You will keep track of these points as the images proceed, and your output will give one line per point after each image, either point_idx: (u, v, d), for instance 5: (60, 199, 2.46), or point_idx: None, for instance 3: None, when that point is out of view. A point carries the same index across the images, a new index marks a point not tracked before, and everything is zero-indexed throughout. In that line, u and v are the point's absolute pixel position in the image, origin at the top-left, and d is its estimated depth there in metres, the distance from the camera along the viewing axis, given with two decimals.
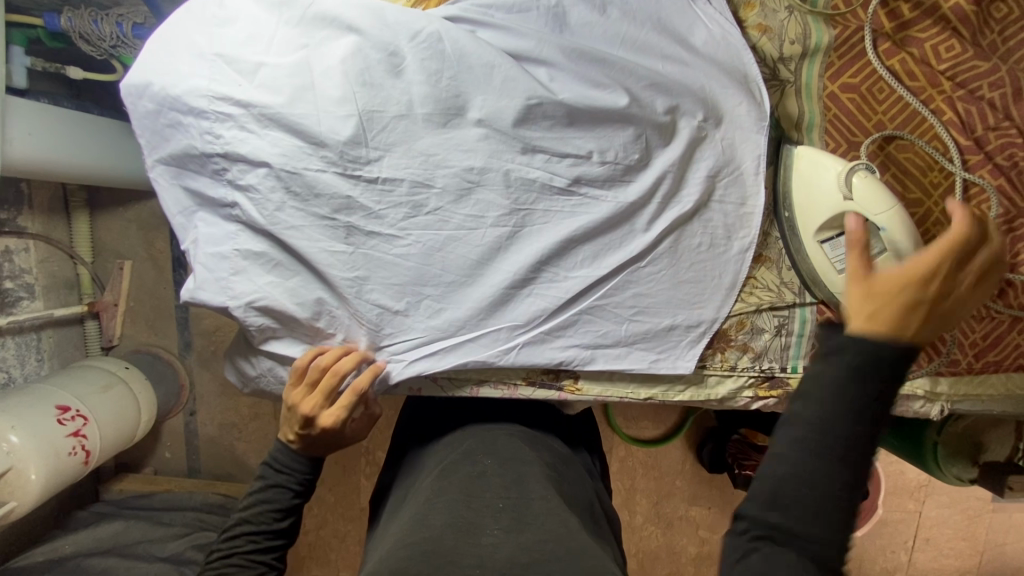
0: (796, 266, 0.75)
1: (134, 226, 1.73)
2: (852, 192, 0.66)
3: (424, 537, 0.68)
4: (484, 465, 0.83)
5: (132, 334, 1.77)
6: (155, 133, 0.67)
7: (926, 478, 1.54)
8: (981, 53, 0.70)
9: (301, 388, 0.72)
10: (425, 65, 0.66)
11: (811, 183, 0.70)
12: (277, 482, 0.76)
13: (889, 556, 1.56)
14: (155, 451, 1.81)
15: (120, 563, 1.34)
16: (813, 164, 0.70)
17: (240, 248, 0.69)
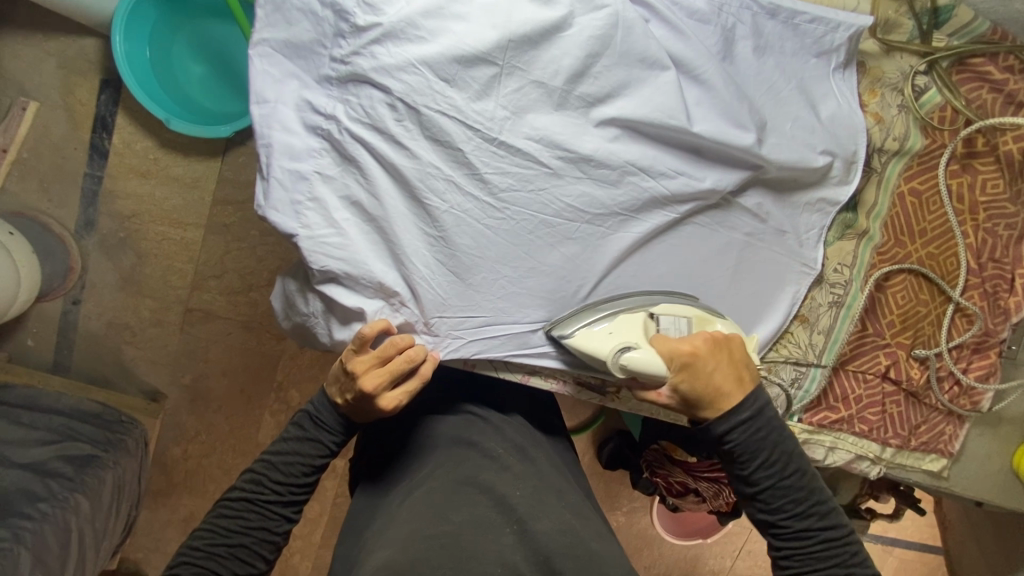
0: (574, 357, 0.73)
1: (51, 61, 1.37)
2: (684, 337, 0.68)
3: (437, 532, 0.61)
4: (484, 457, 0.73)
5: (15, 191, 1.41)
6: (280, 11, 0.57)
7: None
8: (1013, 197, 0.81)
9: (366, 359, 0.64)
10: (589, 44, 0.61)
11: (589, 349, 0.68)
12: (315, 436, 0.70)
13: None
14: (14, 334, 1.43)
15: None
16: (620, 320, 0.67)
17: (322, 172, 0.61)
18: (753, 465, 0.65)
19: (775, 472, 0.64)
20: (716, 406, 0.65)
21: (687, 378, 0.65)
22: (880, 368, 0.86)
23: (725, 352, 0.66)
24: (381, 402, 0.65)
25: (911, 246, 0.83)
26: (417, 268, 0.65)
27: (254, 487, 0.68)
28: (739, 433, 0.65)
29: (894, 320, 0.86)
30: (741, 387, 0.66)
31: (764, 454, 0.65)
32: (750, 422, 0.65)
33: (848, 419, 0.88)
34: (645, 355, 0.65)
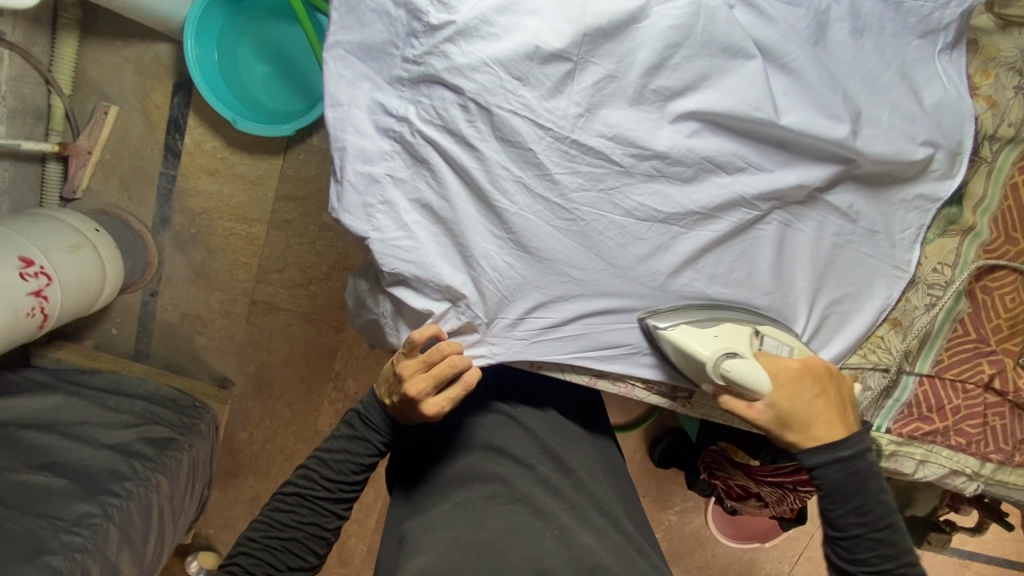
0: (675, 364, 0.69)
1: (130, 67, 1.45)
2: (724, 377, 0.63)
3: (473, 539, 0.61)
4: (519, 454, 0.72)
5: (100, 191, 1.51)
6: (353, 13, 0.57)
7: None
8: None
9: (413, 361, 0.63)
10: (668, 35, 0.58)
11: (687, 348, 0.64)
12: (363, 436, 0.71)
13: None
14: (100, 323, 1.54)
15: (61, 443, 1.14)
16: (716, 328, 0.65)
17: (393, 175, 0.60)
18: (837, 498, 0.60)
19: (856, 504, 0.60)
20: (810, 435, 0.62)
21: (790, 395, 0.62)
22: (983, 378, 0.78)
23: (832, 387, 0.63)
24: (422, 408, 0.64)
25: None
26: (482, 270, 0.64)
27: (303, 481, 0.71)
28: (817, 460, 0.61)
29: (1001, 325, 0.76)
30: (843, 422, 0.62)
31: (842, 486, 0.60)
32: (849, 463, 0.60)
33: (941, 430, 0.80)
34: (757, 368, 0.62)
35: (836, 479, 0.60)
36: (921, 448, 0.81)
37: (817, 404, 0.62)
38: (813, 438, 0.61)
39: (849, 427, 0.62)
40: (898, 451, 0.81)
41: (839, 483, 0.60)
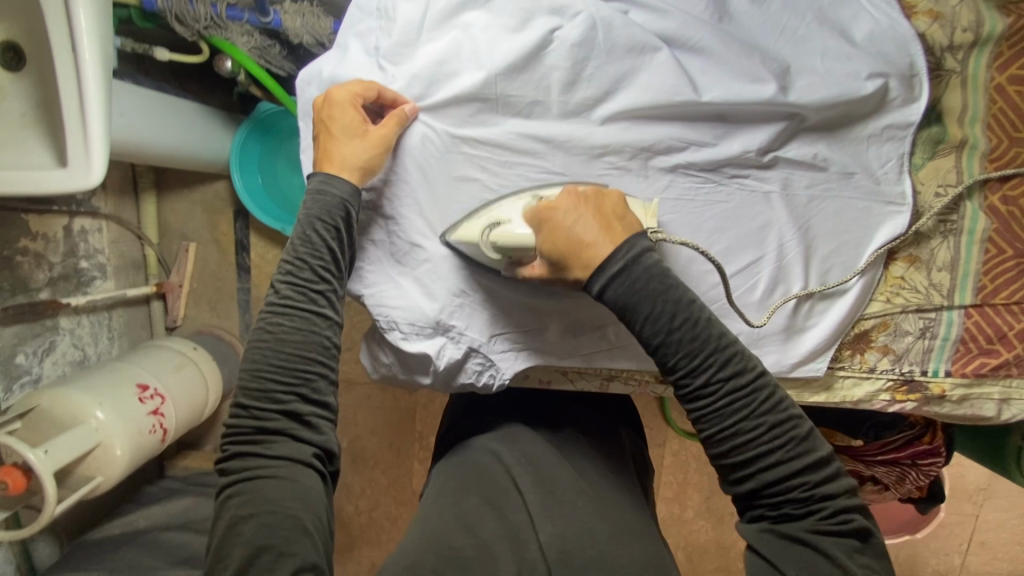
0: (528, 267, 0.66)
1: (198, 208, 1.73)
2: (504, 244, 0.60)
3: (462, 543, 0.59)
4: (487, 466, 0.71)
5: (195, 315, 1.77)
6: (313, 118, 0.68)
7: (986, 481, 1.49)
8: None
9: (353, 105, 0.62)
10: (573, 52, 0.63)
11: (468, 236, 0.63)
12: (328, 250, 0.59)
13: (942, 558, 1.51)
14: (214, 429, 1.77)
15: (195, 538, 1.29)
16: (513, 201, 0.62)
17: (376, 238, 0.69)
18: (647, 326, 0.52)
19: (669, 336, 0.52)
20: (582, 266, 0.53)
21: (567, 221, 0.54)
22: None
23: (591, 202, 0.55)
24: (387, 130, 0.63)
25: None
26: (476, 293, 0.69)
27: (268, 361, 0.57)
28: (618, 287, 0.52)
29: None
30: (609, 236, 0.53)
31: (649, 309, 0.52)
32: (627, 274, 0.52)
33: (1015, 361, 0.71)
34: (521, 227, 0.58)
35: (629, 293, 0.52)
36: (997, 385, 0.73)
37: (584, 217, 0.53)
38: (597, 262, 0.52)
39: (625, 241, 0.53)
40: (970, 394, 0.74)
41: (627, 309, 0.52)
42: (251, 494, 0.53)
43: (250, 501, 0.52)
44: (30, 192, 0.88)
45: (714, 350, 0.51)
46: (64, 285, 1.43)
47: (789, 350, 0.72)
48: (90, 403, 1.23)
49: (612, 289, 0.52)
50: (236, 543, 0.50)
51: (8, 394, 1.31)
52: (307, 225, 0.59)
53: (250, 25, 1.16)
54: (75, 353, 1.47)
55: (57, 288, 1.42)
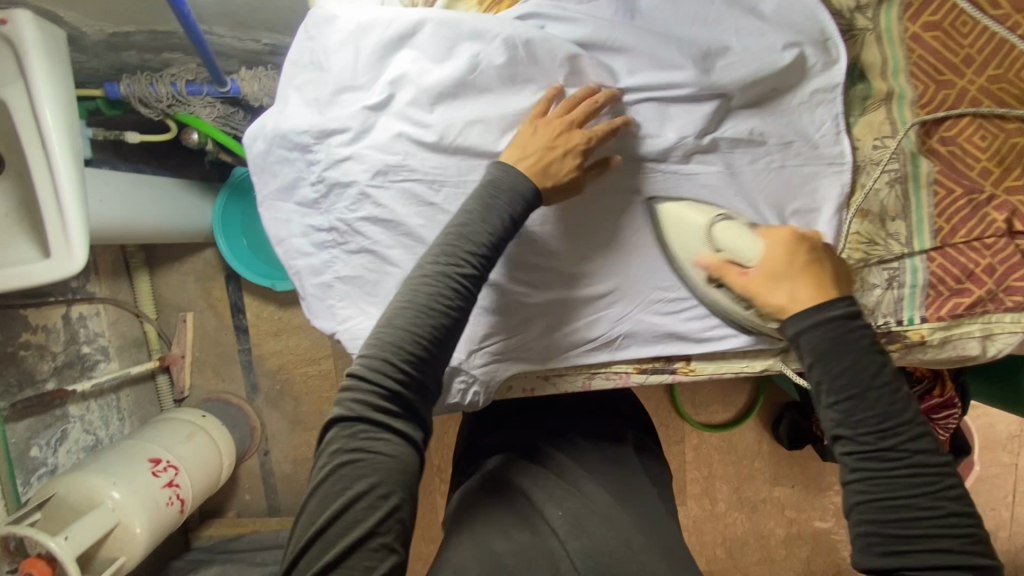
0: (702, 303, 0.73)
1: (190, 279, 1.76)
2: (718, 246, 0.66)
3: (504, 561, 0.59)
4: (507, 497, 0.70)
5: (201, 383, 1.79)
6: (264, 171, 0.71)
7: (1018, 428, 1.46)
8: None
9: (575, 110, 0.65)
10: (501, 74, 0.67)
11: (677, 221, 0.70)
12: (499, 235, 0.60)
13: (989, 514, 1.47)
14: (234, 494, 1.77)
15: None
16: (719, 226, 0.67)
17: (340, 275, 0.70)
18: (833, 377, 0.52)
19: (865, 384, 0.51)
20: (795, 299, 0.57)
21: (774, 256, 0.60)
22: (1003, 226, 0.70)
23: (802, 250, 0.59)
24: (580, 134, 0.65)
25: (963, 79, 0.70)
26: None
27: (415, 348, 0.55)
28: (807, 337, 0.54)
29: (990, 166, 0.71)
30: (815, 289, 0.56)
31: (842, 364, 0.52)
32: (844, 323, 0.53)
33: (989, 297, 0.72)
34: (747, 240, 0.64)
35: (828, 348, 0.53)
36: (976, 323, 0.73)
37: (801, 266, 0.58)
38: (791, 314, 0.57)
39: (832, 297, 0.55)
40: (950, 336, 0.74)
41: (822, 353, 0.53)
42: (375, 467, 0.52)
43: (352, 481, 0.51)
44: (16, 285, 0.91)
45: (903, 419, 0.50)
46: (69, 372, 1.46)
47: None
48: (105, 483, 1.24)
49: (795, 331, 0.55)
50: (350, 524, 0.50)
51: (27, 487, 1.33)
52: (492, 204, 0.61)
53: (211, 97, 1.20)
54: (87, 438, 1.50)
55: (63, 376, 1.45)
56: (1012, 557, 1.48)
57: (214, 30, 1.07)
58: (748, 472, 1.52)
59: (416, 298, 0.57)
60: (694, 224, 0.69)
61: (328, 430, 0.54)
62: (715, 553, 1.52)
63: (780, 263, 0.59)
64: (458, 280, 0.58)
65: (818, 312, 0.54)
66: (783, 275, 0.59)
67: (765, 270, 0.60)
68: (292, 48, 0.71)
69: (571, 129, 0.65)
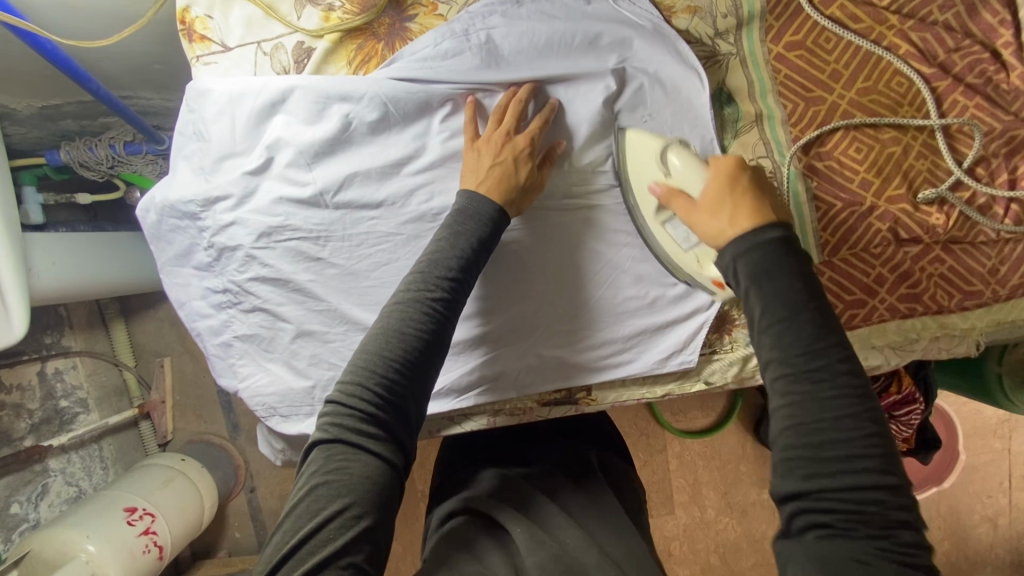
0: (654, 252, 0.72)
1: (166, 324, 1.76)
2: (669, 172, 0.64)
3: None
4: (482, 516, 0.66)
5: (184, 426, 1.78)
6: (160, 239, 0.73)
7: (1006, 412, 1.43)
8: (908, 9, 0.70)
9: (497, 126, 0.67)
10: (374, 130, 0.69)
11: (633, 161, 0.68)
12: (467, 259, 0.59)
13: (986, 502, 1.43)
14: (224, 532, 1.77)
15: None
16: (635, 144, 0.68)
17: (238, 333, 0.72)
18: (771, 302, 0.50)
19: (795, 306, 0.49)
20: (720, 233, 0.55)
21: (715, 198, 0.57)
22: (885, 237, 0.72)
23: (737, 189, 0.56)
24: (522, 138, 0.66)
25: (833, 94, 0.71)
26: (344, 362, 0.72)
27: (389, 365, 0.53)
28: (743, 259, 0.52)
29: (869, 178, 0.71)
30: (749, 215, 0.54)
31: (775, 285, 0.50)
32: (774, 246, 0.51)
33: (885, 306, 0.74)
34: (694, 174, 0.62)
35: (761, 294, 0.50)
36: (876, 331, 0.75)
37: (738, 206, 0.55)
38: (726, 242, 0.55)
39: (766, 221, 0.53)
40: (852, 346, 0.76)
41: (760, 275, 0.51)
42: (345, 488, 0.49)
43: (327, 500, 0.48)
44: None
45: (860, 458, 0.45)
46: (47, 428, 1.45)
47: (656, 347, 0.75)
48: (80, 537, 1.22)
49: (732, 254, 0.53)
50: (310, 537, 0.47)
51: (8, 544, 1.32)
52: (461, 231, 0.60)
53: (152, 154, 1.22)
54: (70, 490, 1.48)
55: (41, 432, 1.44)
56: (1014, 545, 1.44)
57: (142, 95, 1.11)
58: (733, 477, 1.50)
59: (392, 319, 0.55)
60: (649, 151, 0.67)
61: (306, 452, 0.52)
62: (709, 561, 1.49)
63: (713, 221, 0.56)
64: (431, 303, 0.56)
65: (752, 236, 0.52)
66: (714, 221, 0.56)
67: (703, 208, 0.58)
68: (178, 121, 0.73)
69: (511, 137, 0.66)
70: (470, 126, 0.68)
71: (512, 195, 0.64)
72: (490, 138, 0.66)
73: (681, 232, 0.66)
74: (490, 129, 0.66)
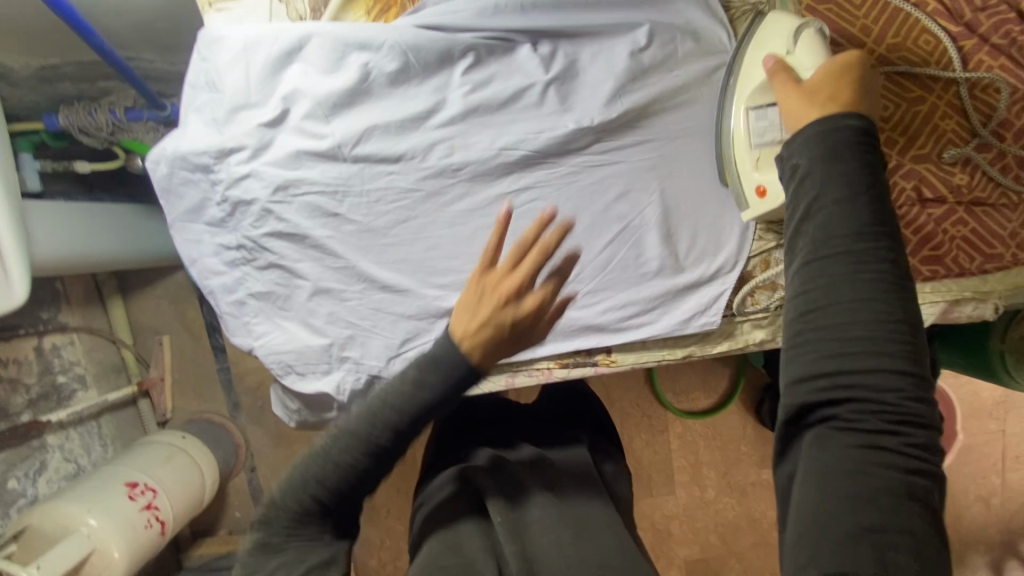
0: (716, 137, 0.70)
1: (165, 302, 1.72)
2: (792, 49, 0.60)
3: None
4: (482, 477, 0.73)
5: (183, 404, 1.74)
6: (171, 194, 0.71)
7: (1002, 393, 1.44)
8: None
9: (497, 268, 0.43)
10: (393, 81, 0.67)
11: (762, 46, 0.64)
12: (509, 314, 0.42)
13: (981, 482, 1.45)
14: (224, 512, 1.73)
15: None
16: (770, 28, 0.65)
17: (252, 291, 0.71)
18: (834, 185, 0.38)
19: (858, 193, 0.37)
20: (804, 112, 0.42)
21: (818, 73, 0.43)
22: (909, 194, 0.72)
23: (845, 72, 0.42)
24: (527, 297, 0.43)
25: (862, 49, 0.71)
26: (363, 321, 0.72)
27: (388, 425, 0.43)
28: (815, 140, 0.39)
29: (894, 136, 0.72)
30: (843, 103, 0.41)
31: (848, 169, 0.38)
32: (861, 142, 0.39)
33: (907, 268, 0.74)
34: (815, 66, 0.57)
35: (828, 173, 0.38)
36: None
37: (841, 84, 0.42)
38: (801, 122, 0.42)
39: (855, 112, 0.40)
40: None
41: (836, 152, 0.39)
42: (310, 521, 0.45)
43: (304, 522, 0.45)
44: None
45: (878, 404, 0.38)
46: (45, 403, 1.41)
47: (676, 308, 0.74)
48: (79, 511, 1.18)
49: (803, 137, 0.40)
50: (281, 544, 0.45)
51: (7, 518, 1.27)
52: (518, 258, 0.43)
53: (152, 121, 1.19)
54: (68, 466, 1.44)
55: (38, 407, 1.39)
56: (1007, 524, 1.46)
57: (144, 57, 1.08)
58: (735, 456, 1.50)
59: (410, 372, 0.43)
60: (783, 34, 0.63)
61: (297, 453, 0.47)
62: (709, 539, 1.50)
63: (797, 101, 0.43)
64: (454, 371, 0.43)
65: (830, 119, 0.40)
66: (798, 99, 0.42)
67: (799, 83, 0.43)
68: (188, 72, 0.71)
69: (508, 275, 0.43)
70: (505, 247, 0.43)
71: (474, 345, 0.42)
72: (485, 296, 0.43)
73: (762, 122, 0.63)
74: (501, 270, 0.43)
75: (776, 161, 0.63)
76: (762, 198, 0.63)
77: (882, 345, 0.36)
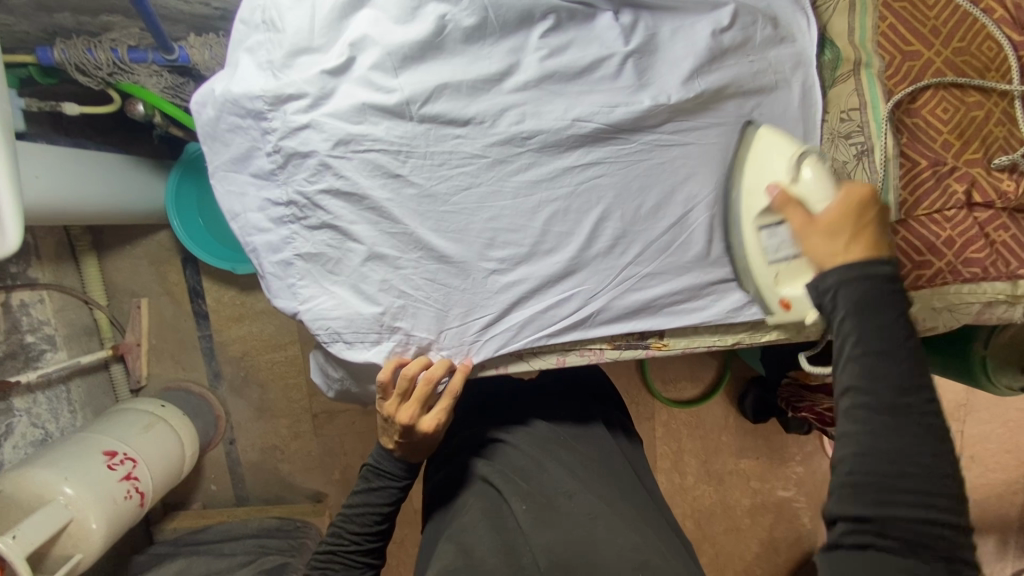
0: (734, 256, 0.70)
1: (143, 263, 1.56)
2: (797, 177, 0.58)
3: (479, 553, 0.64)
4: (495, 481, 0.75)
5: (160, 372, 1.60)
6: (215, 140, 0.67)
7: (964, 396, 1.48)
8: None
9: (394, 399, 0.69)
10: (469, 38, 0.64)
11: (764, 169, 0.63)
12: None
13: None
14: (200, 486, 1.62)
15: None
16: (773, 142, 0.64)
17: (300, 251, 0.67)
18: (868, 330, 0.48)
19: (887, 343, 0.48)
20: (831, 254, 0.52)
21: (833, 218, 0.53)
22: (959, 198, 0.72)
23: (859, 216, 0.52)
24: (421, 427, 0.69)
25: (930, 50, 0.72)
26: (416, 290, 0.69)
27: None
28: (845, 288, 0.50)
29: (950, 140, 0.72)
30: (862, 241, 0.51)
31: (884, 317, 0.48)
32: (871, 280, 0.49)
33: (948, 268, 0.73)
34: (819, 186, 0.56)
35: (860, 323, 0.48)
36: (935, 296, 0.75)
37: (861, 230, 0.52)
38: (827, 266, 0.52)
39: (879, 254, 0.50)
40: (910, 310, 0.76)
41: (868, 301, 0.49)
42: None
43: None
44: None
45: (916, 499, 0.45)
46: (12, 363, 1.24)
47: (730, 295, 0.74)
48: (54, 478, 1.05)
49: (837, 280, 0.50)
50: None
51: None
52: None
53: (157, 65, 1.10)
54: (36, 432, 1.28)
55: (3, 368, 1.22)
56: None
57: None
58: (715, 446, 1.54)
59: None
60: (778, 158, 0.62)
61: None
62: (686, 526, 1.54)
63: (818, 241, 0.53)
64: None
65: (859, 264, 0.50)
66: (820, 242, 0.53)
67: (819, 226, 0.53)
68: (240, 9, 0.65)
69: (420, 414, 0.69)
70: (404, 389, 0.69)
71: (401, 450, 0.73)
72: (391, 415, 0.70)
73: (773, 242, 0.63)
74: (409, 406, 0.69)
75: (794, 277, 0.62)
76: (789, 308, 0.64)
77: (933, 487, 0.45)
